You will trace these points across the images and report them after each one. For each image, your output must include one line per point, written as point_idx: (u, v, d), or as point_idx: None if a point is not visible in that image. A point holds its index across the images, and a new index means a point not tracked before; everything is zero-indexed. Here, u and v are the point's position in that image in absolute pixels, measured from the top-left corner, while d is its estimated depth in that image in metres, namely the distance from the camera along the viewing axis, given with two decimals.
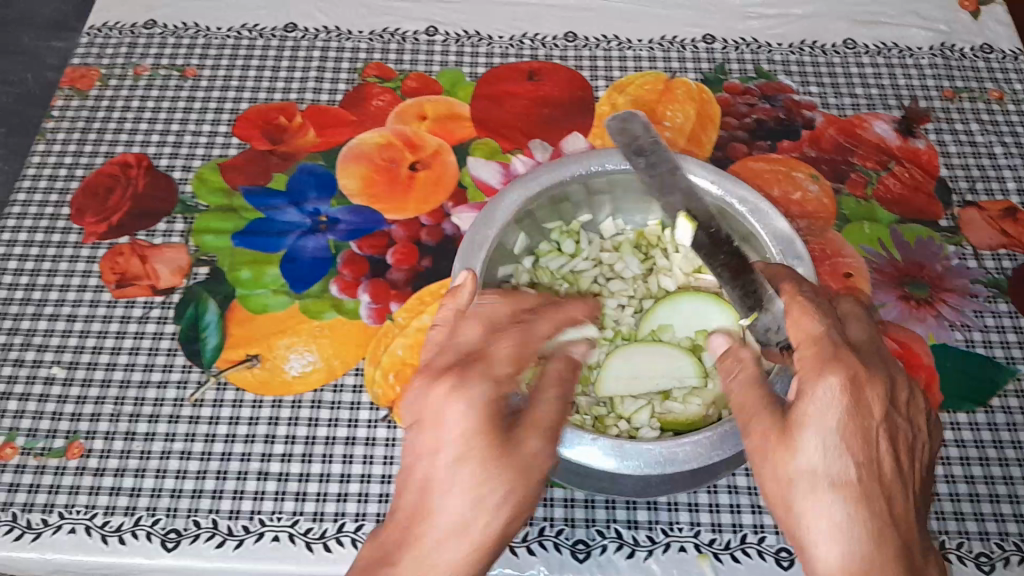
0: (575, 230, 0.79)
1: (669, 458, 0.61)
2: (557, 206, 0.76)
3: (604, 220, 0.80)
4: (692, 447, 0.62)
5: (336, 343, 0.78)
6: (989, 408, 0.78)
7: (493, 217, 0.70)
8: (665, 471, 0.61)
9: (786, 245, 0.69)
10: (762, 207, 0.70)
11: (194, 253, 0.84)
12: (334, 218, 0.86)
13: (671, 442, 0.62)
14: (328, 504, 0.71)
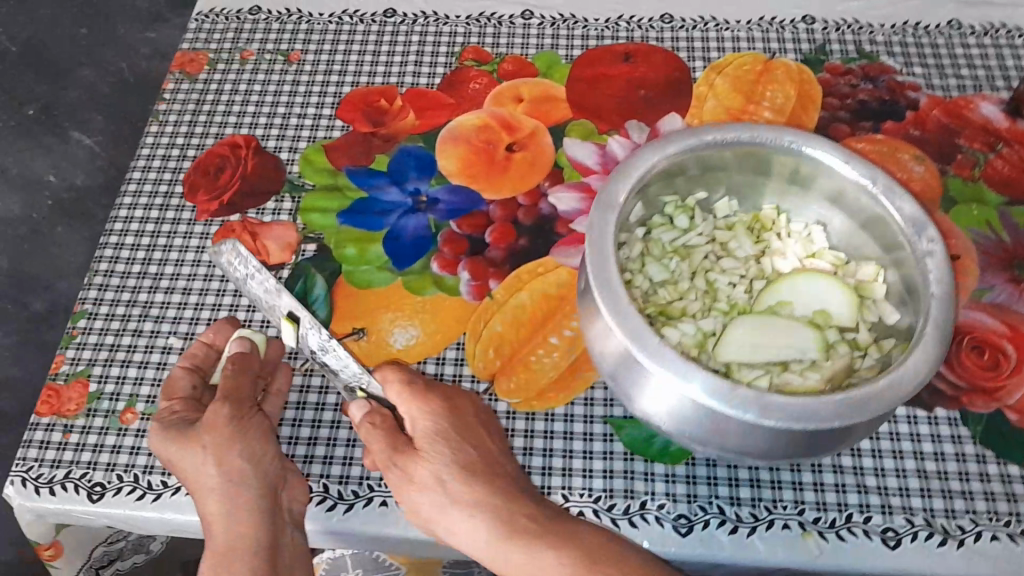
0: (690, 206, 0.78)
1: (807, 414, 0.58)
2: (675, 178, 0.75)
3: (717, 199, 0.79)
4: (835, 405, 0.58)
5: (438, 319, 0.81)
6: None
7: (628, 172, 0.68)
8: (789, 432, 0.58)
9: (919, 228, 0.67)
10: (892, 189, 0.69)
11: (301, 231, 0.87)
12: (434, 198, 0.88)
13: (812, 398, 0.58)
14: None
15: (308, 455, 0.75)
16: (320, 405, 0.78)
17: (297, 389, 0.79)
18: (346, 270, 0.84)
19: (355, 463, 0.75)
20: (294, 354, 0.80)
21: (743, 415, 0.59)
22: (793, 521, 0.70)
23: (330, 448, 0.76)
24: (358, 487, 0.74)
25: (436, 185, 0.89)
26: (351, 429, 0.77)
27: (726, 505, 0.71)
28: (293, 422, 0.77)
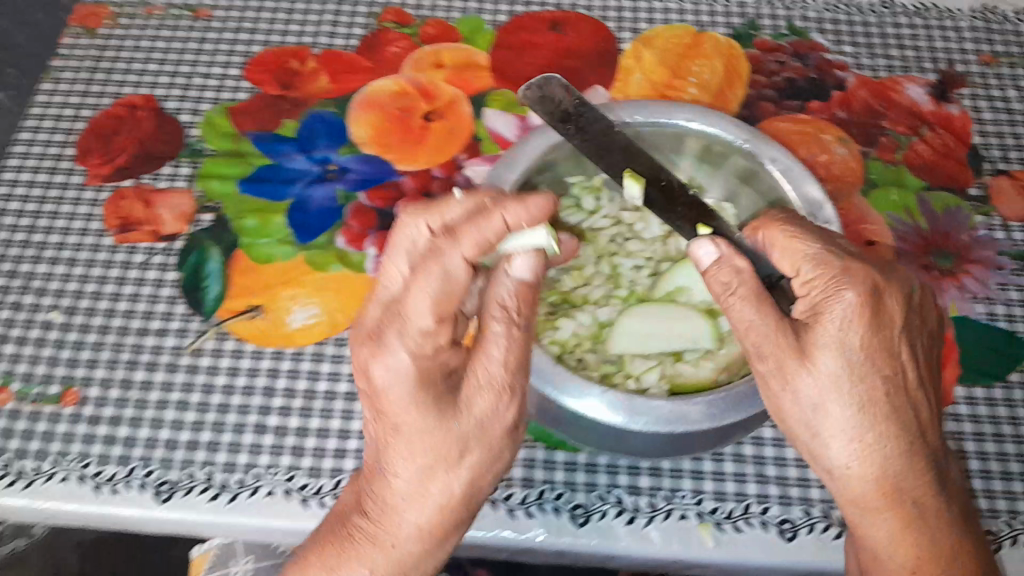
0: (598, 187, 0.77)
1: (676, 416, 0.59)
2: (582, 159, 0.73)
3: None
4: (704, 407, 0.59)
5: (341, 297, 0.77)
6: (1007, 382, 0.76)
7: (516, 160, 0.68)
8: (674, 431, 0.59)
9: (816, 209, 0.64)
10: (795, 169, 0.66)
11: (199, 199, 0.82)
12: (344, 167, 0.83)
13: (682, 400, 0.59)
14: (324, 460, 0.71)
15: (192, 441, 0.73)
16: (207, 388, 0.75)
17: (184, 370, 0.76)
18: (245, 243, 0.80)
19: (241, 450, 0.72)
20: (183, 332, 0.77)
21: (633, 410, 0.59)
22: (691, 512, 0.69)
23: (217, 433, 0.73)
24: (243, 477, 0.71)
25: (347, 153, 0.84)
26: (239, 413, 0.74)
27: (625, 495, 0.70)
28: (179, 406, 0.74)
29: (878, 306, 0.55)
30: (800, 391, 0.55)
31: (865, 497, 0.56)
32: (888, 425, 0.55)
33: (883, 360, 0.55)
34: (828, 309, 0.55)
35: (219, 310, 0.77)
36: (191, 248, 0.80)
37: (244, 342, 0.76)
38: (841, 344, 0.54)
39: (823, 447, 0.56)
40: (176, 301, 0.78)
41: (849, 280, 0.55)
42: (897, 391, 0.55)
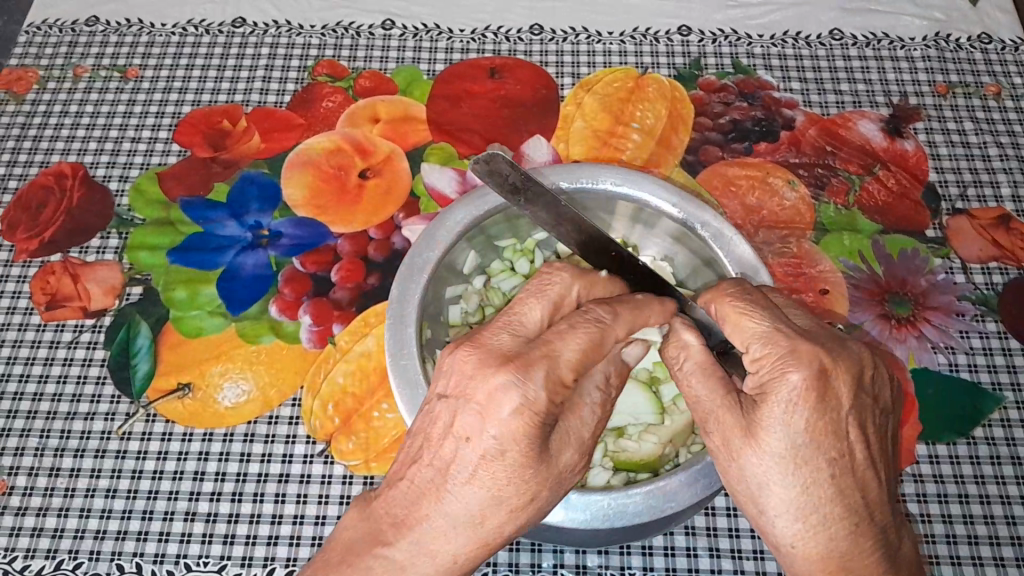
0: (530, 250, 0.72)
1: (614, 511, 0.55)
2: (513, 222, 0.69)
3: None
4: (642, 498, 0.55)
5: (273, 370, 0.74)
6: (971, 439, 0.73)
7: (437, 237, 0.63)
8: (614, 527, 0.55)
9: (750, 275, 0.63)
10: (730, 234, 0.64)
11: (127, 271, 0.80)
12: (277, 231, 0.80)
13: (620, 492, 0.56)
14: (257, 548, 0.68)
15: (120, 531, 0.69)
16: (136, 473, 0.71)
17: (112, 454, 0.72)
18: (174, 316, 0.77)
19: (171, 539, 0.69)
20: (110, 414, 0.74)
21: (571, 506, 0.56)
22: None
23: (146, 522, 0.69)
24: (174, 568, 0.67)
25: (279, 216, 0.81)
26: (169, 500, 0.70)
27: None
28: (108, 493, 0.71)
29: (826, 387, 0.48)
30: (743, 468, 0.51)
31: (815, 574, 0.51)
32: (832, 512, 0.49)
33: (825, 442, 0.49)
34: (771, 391, 0.49)
35: (148, 389, 0.74)
36: (119, 324, 0.77)
37: (174, 423, 0.73)
38: (781, 428, 0.49)
39: (770, 525, 0.51)
40: (103, 381, 0.75)
41: (792, 360, 0.49)
42: (843, 473, 0.49)
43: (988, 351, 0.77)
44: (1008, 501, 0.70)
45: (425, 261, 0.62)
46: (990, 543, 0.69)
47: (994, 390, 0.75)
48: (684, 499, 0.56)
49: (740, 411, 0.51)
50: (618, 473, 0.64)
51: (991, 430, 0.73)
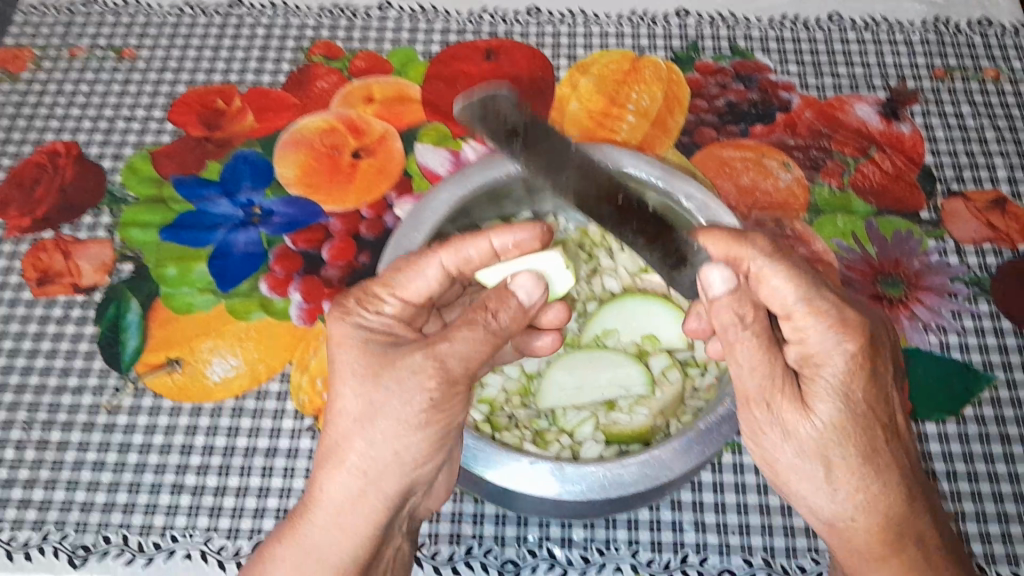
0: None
1: (613, 482, 0.55)
2: (499, 201, 0.68)
3: (547, 217, 0.73)
4: (638, 468, 0.55)
5: (262, 346, 0.74)
6: (961, 418, 0.72)
7: (424, 216, 0.63)
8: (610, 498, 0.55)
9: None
10: (715, 207, 0.63)
11: (119, 248, 0.80)
12: (268, 209, 0.80)
13: (615, 462, 0.55)
14: (243, 520, 0.68)
15: (107, 503, 0.69)
16: (125, 447, 0.71)
17: (101, 428, 0.72)
18: (165, 293, 0.77)
19: (158, 511, 0.68)
20: (100, 389, 0.74)
21: (566, 479, 0.55)
22: (625, 564, 0.65)
23: (133, 495, 0.69)
24: (160, 539, 0.67)
25: (271, 194, 0.81)
26: (156, 473, 0.70)
27: (556, 548, 0.66)
28: (96, 466, 0.71)
29: (871, 353, 0.52)
30: (799, 442, 0.52)
31: (870, 547, 0.53)
32: (890, 481, 0.51)
33: (874, 408, 0.52)
34: (820, 359, 0.52)
35: (138, 364, 0.74)
36: (110, 300, 0.77)
37: (163, 397, 0.73)
38: (835, 395, 0.51)
39: (820, 498, 0.53)
40: (93, 356, 0.75)
41: (846, 325, 0.52)
42: (893, 441, 0.52)
43: (981, 332, 0.76)
44: (997, 479, 0.69)
45: (411, 241, 0.62)
46: (979, 521, 0.67)
47: (984, 369, 0.74)
48: (680, 466, 0.56)
49: (792, 387, 0.52)
50: (608, 446, 0.64)
51: (980, 409, 0.72)
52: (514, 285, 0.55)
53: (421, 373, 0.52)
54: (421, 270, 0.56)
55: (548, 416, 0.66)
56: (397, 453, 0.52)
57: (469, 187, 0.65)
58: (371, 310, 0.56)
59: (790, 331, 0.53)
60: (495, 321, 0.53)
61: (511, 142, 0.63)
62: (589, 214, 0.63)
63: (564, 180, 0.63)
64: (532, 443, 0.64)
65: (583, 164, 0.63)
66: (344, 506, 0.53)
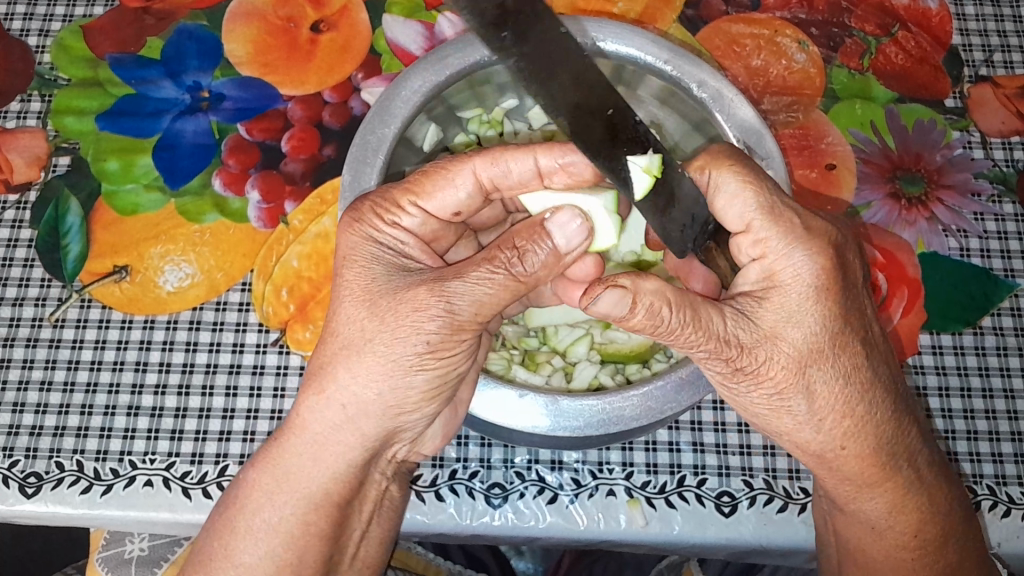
0: (498, 120, 0.65)
1: (610, 416, 0.50)
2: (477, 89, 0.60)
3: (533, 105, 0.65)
4: (644, 400, 0.50)
5: (219, 252, 0.67)
6: (977, 329, 0.68)
7: (392, 109, 0.54)
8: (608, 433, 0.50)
9: (754, 143, 0.55)
10: (727, 93, 0.56)
11: (53, 140, 0.71)
12: (218, 93, 0.71)
13: (616, 395, 0.50)
14: (208, 444, 0.63)
15: (58, 426, 0.63)
16: (73, 364, 0.65)
17: (45, 343, 0.66)
18: (107, 191, 0.69)
19: (114, 435, 0.63)
20: (41, 300, 0.67)
21: (560, 414, 0.50)
22: (619, 487, 0.62)
23: (85, 417, 0.64)
24: (118, 465, 0.62)
25: (220, 76, 0.71)
26: (110, 393, 0.64)
27: (546, 472, 0.62)
28: (42, 386, 0.65)
29: (839, 258, 0.45)
30: (778, 381, 0.46)
31: (861, 475, 0.49)
32: (876, 399, 0.47)
33: (852, 322, 0.46)
34: (785, 279, 0.45)
35: (82, 272, 0.67)
36: (47, 199, 0.69)
37: (111, 309, 0.66)
38: (810, 315, 0.45)
39: (808, 434, 0.47)
40: (32, 264, 0.68)
41: (804, 235, 0.45)
42: (874, 356, 0.47)
43: (1003, 236, 0.71)
44: (1012, 395, 0.66)
45: (380, 139, 0.54)
46: (989, 439, 0.65)
47: (1007, 277, 0.69)
48: (688, 398, 0.50)
49: (745, 324, 0.45)
50: (605, 366, 0.59)
51: (1000, 319, 0.68)
52: (552, 223, 0.46)
53: (421, 312, 0.45)
54: (450, 180, 0.48)
55: (539, 333, 0.61)
56: (386, 396, 0.47)
57: (446, 74, 0.55)
58: (387, 220, 0.48)
59: (748, 248, 0.46)
60: (520, 264, 0.45)
61: (497, 34, 0.38)
62: (583, 138, 0.42)
63: (556, 86, 0.41)
64: (521, 365, 0.59)
65: (579, 61, 0.41)
66: (316, 427, 0.47)
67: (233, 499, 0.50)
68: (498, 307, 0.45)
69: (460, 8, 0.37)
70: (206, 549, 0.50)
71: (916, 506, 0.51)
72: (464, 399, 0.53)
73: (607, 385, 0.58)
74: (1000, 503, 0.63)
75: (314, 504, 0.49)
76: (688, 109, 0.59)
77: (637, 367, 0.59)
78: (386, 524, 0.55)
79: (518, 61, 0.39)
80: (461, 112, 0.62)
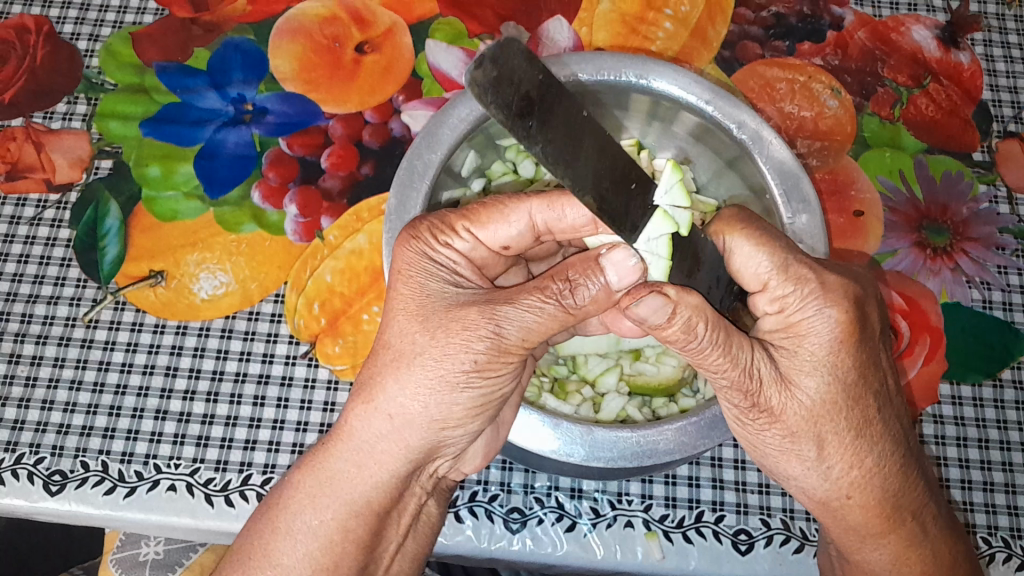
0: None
1: (644, 449, 0.51)
2: None
3: None
4: (675, 435, 0.51)
5: (254, 263, 0.68)
6: (997, 381, 0.69)
7: (439, 136, 0.55)
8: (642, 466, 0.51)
9: (791, 186, 0.55)
10: (764, 134, 0.56)
11: (96, 142, 0.72)
12: (262, 106, 0.72)
13: (651, 428, 0.51)
14: (233, 452, 0.64)
15: (86, 426, 0.64)
16: (104, 365, 0.66)
17: (78, 343, 0.67)
18: (147, 196, 0.70)
19: (140, 438, 0.64)
20: (76, 300, 0.68)
21: (594, 448, 0.51)
22: (638, 519, 0.62)
23: (113, 418, 0.64)
24: (143, 468, 0.63)
25: (265, 90, 0.73)
26: (138, 396, 0.65)
27: (566, 499, 0.63)
28: (72, 385, 0.65)
29: (858, 311, 0.46)
30: (790, 425, 0.46)
31: (866, 526, 0.49)
32: (884, 452, 0.47)
33: (867, 375, 0.46)
34: (803, 329, 0.46)
35: (118, 275, 0.68)
36: (87, 201, 0.70)
37: (145, 313, 0.67)
38: (823, 364, 0.45)
39: (815, 481, 0.48)
40: (69, 264, 0.69)
41: (822, 291, 0.45)
42: (885, 409, 0.48)
43: None
44: None
45: (425, 165, 0.55)
46: (1005, 492, 0.66)
47: None
48: (718, 435, 0.51)
49: (768, 361, 0.46)
50: (633, 398, 0.60)
51: (1019, 372, 0.69)
52: (607, 260, 0.46)
53: (472, 331, 0.46)
54: (506, 215, 0.49)
55: (568, 362, 0.62)
56: (431, 410, 0.47)
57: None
58: (442, 241, 0.50)
59: (767, 305, 0.47)
60: (570, 297, 0.46)
61: (524, 123, 0.35)
62: (602, 211, 0.41)
63: (579, 168, 0.39)
64: (552, 394, 0.60)
65: (598, 141, 0.39)
66: (371, 449, 0.49)
67: (275, 498, 0.51)
68: (544, 337, 0.47)
69: (487, 103, 0.33)
70: (244, 545, 0.50)
71: (919, 560, 0.51)
72: (507, 419, 0.54)
73: (633, 416, 0.59)
74: (1014, 556, 0.64)
75: (354, 510, 0.50)
76: (723, 147, 0.59)
77: (663, 402, 0.60)
78: (421, 540, 0.55)
79: (545, 149, 0.36)
80: (501, 141, 0.63)
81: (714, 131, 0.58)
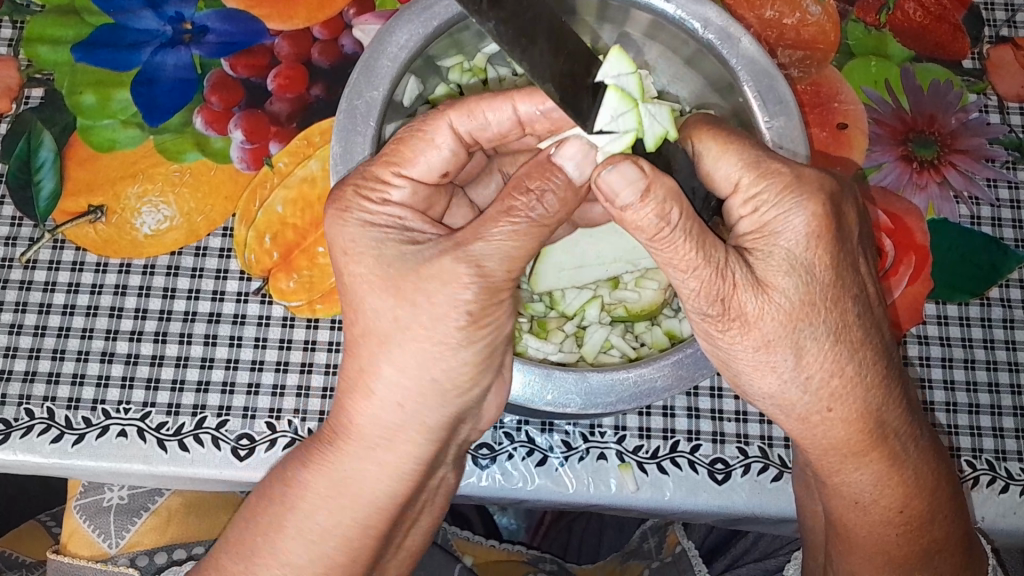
0: (481, 68, 0.60)
1: (641, 388, 0.48)
2: (455, 36, 0.55)
3: None
4: (670, 370, 0.48)
5: (198, 194, 0.64)
6: (984, 300, 0.66)
7: (377, 69, 0.50)
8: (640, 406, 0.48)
9: (765, 87, 0.51)
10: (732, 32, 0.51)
11: (24, 70, 0.67)
12: (201, 25, 0.67)
13: (646, 364, 0.48)
14: (185, 395, 0.61)
15: (29, 372, 0.61)
16: (45, 307, 0.62)
17: (15, 285, 0.63)
18: (83, 126, 0.65)
19: (87, 382, 0.61)
20: (12, 240, 0.64)
21: (589, 395, 0.48)
22: (611, 451, 0.60)
23: (57, 363, 0.61)
24: (90, 414, 0.60)
25: (204, 7, 0.67)
26: (83, 338, 0.62)
27: (536, 433, 0.60)
28: (12, 329, 0.62)
29: (831, 208, 0.43)
30: (764, 333, 0.43)
31: (849, 444, 0.47)
32: (865, 361, 0.45)
33: (844, 279, 0.43)
34: (775, 225, 0.43)
35: (55, 212, 0.64)
36: (18, 133, 0.65)
37: (86, 251, 0.63)
38: (795, 258, 0.43)
39: (794, 395, 0.45)
40: (3, 202, 0.64)
41: (796, 184, 0.43)
42: (865, 315, 0.45)
43: (1015, 204, 0.68)
44: (1016, 368, 0.65)
45: (368, 105, 0.50)
46: (991, 414, 0.64)
47: (1016, 246, 0.67)
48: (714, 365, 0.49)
49: (739, 262, 0.43)
50: (615, 327, 0.58)
51: (1008, 290, 0.66)
52: (560, 155, 0.43)
53: (440, 278, 0.42)
54: (430, 140, 0.46)
55: (545, 297, 0.58)
56: (409, 364, 0.44)
57: (433, 25, 0.51)
58: (376, 198, 0.46)
59: (740, 208, 0.45)
60: (538, 208, 0.42)
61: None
62: (569, 105, 0.42)
63: (535, 55, 0.39)
64: (532, 334, 0.57)
65: (554, 29, 0.40)
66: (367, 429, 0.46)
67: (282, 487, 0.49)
68: (521, 258, 0.43)
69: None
70: (241, 533, 0.49)
71: (903, 481, 0.48)
72: None
73: (618, 344, 0.57)
74: (999, 478, 0.62)
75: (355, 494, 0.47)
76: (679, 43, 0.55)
77: (645, 325, 0.58)
78: (430, 513, 0.53)
79: (497, 26, 0.36)
80: (440, 61, 0.57)
81: (667, 27, 0.54)
